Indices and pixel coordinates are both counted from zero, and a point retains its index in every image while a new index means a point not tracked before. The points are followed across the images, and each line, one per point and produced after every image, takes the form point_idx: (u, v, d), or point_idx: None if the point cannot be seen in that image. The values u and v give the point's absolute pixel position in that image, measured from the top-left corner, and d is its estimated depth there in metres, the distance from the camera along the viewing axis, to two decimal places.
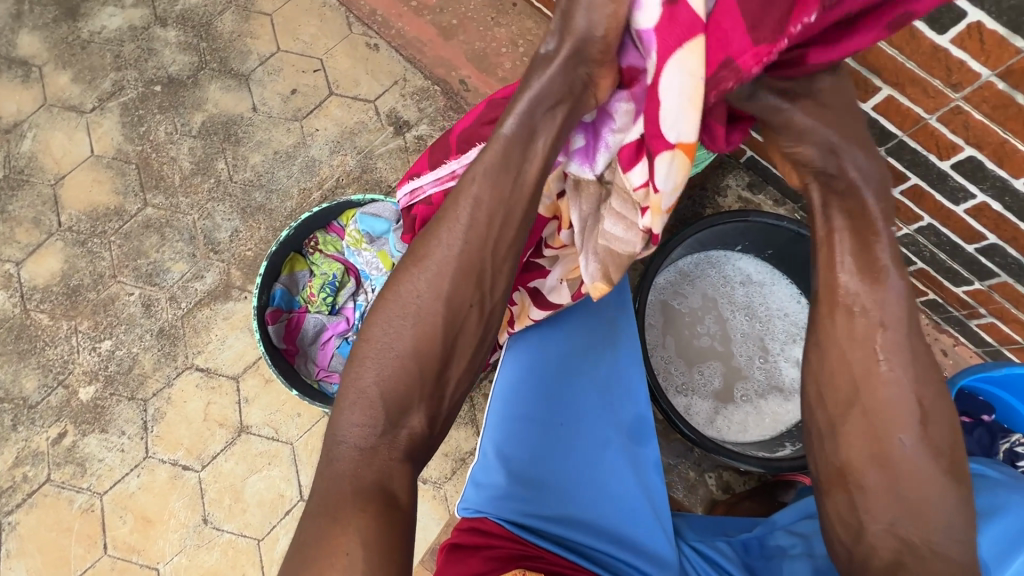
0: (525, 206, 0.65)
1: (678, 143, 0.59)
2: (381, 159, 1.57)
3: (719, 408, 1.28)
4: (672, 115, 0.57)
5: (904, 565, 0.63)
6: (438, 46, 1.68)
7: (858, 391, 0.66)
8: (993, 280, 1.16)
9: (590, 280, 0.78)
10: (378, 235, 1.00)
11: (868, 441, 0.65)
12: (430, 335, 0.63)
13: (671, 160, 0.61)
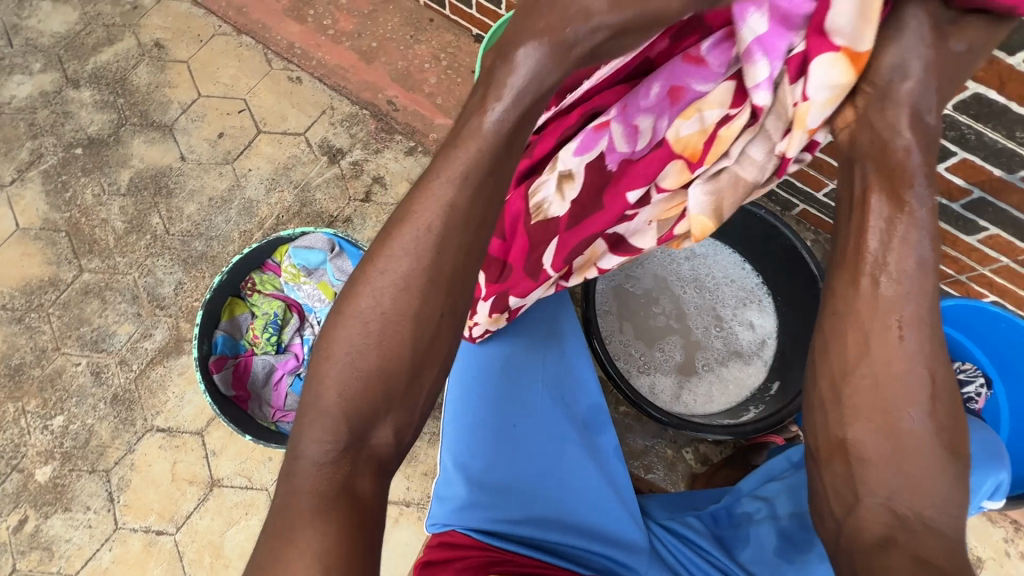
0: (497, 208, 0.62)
1: (844, 46, 0.61)
2: (319, 190, 1.56)
3: (683, 383, 1.30)
4: (848, 18, 0.60)
5: (897, 541, 0.55)
6: (361, 70, 1.69)
7: (867, 351, 0.57)
8: None
9: (697, 212, 0.75)
10: (315, 267, 1.00)
11: (873, 411, 0.56)
12: (381, 355, 0.58)
13: (834, 64, 0.62)
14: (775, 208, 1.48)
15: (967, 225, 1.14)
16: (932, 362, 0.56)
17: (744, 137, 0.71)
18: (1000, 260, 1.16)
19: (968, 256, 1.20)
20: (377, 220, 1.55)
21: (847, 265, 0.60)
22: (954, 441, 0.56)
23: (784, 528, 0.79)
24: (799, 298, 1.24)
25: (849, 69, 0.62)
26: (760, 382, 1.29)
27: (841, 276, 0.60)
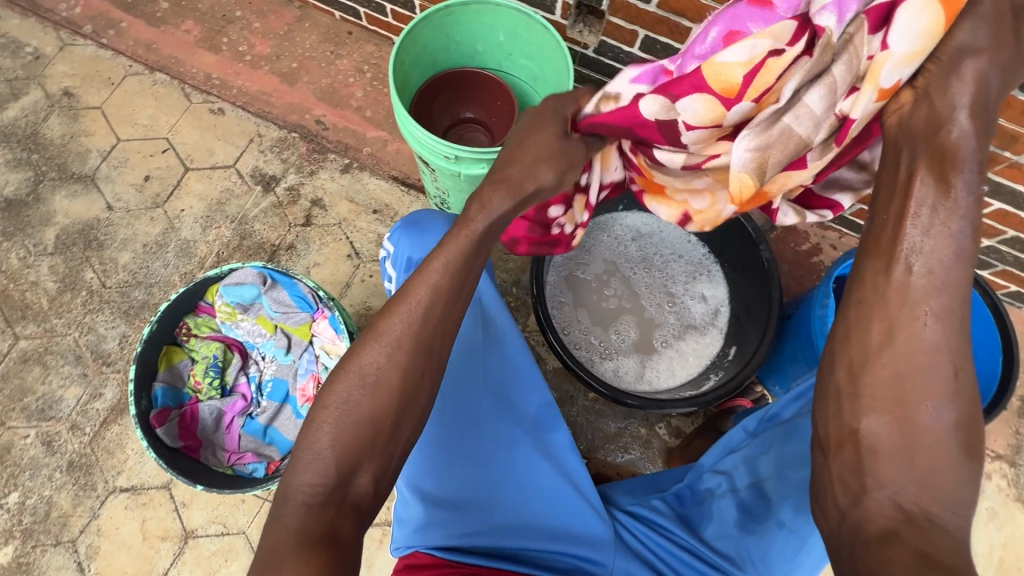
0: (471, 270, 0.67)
1: None
2: (257, 221, 1.52)
3: (645, 362, 1.32)
4: None
5: (901, 535, 0.52)
6: (285, 93, 1.66)
7: (892, 337, 0.54)
8: None
9: (740, 168, 0.66)
10: (250, 302, 0.98)
11: (889, 401, 0.54)
12: (375, 406, 0.64)
13: (917, 9, 0.54)
14: None
15: None
16: (958, 356, 0.53)
17: (811, 76, 0.61)
18: None
19: None
20: (322, 243, 1.52)
21: (881, 252, 0.55)
22: (971, 438, 0.53)
23: (744, 500, 0.81)
24: (743, 263, 1.28)
25: (940, 14, 0.54)
26: (718, 350, 1.31)
27: (872, 264, 0.56)
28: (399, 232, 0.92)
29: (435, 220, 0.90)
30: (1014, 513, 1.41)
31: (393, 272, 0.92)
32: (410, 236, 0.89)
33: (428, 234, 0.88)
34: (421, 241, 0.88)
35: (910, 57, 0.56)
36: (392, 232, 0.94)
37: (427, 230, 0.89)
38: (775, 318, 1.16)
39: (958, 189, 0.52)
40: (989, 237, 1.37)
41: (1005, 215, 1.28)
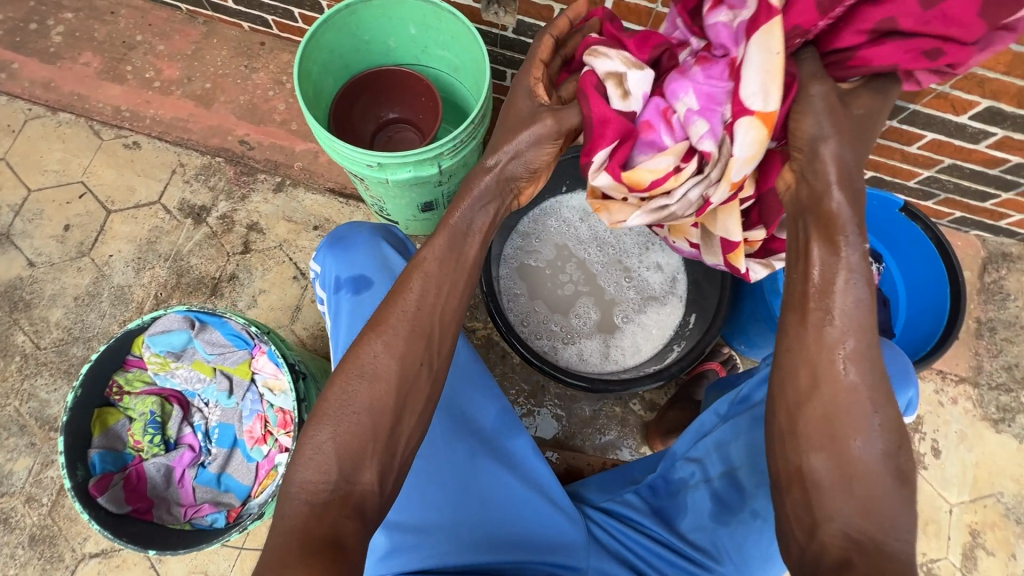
0: (468, 275, 0.72)
1: (756, 112, 0.64)
2: (193, 255, 1.45)
3: (609, 341, 1.30)
4: (754, 87, 0.64)
5: (855, 566, 0.54)
6: (203, 116, 1.57)
7: (818, 383, 0.57)
8: None
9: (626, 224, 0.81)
10: (182, 348, 0.93)
11: (824, 439, 0.56)
12: (373, 396, 0.66)
13: (749, 128, 0.66)
14: None
15: None
16: (876, 393, 0.56)
17: (692, 181, 0.74)
18: None
19: None
20: (265, 268, 1.46)
21: (797, 304, 0.59)
22: (901, 466, 0.56)
23: (717, 490, 0.80)
24: None
25: (764, 129, 0.65)
26: (680, 319, 1.30)
27: (791, 315, 0.60)
28: (323, 252, 0.87)
29: (355, 234, 0.86)
30: (980, 431, 1.46)
31: (323, 294, 0.88)
32: (334, 253, 0.85)
33: (351, 247, 0.84)
34: (344, 257, 0.83)
35: (747, 161, 0.69)
36: (318, 253, 0.90)
37: (350, 244, 0.84)
38: (728, 283, 1.17)
39: (845, 248, 0.58)
40: (928, 167, 1.38)
41: (939, 144, 1.28)
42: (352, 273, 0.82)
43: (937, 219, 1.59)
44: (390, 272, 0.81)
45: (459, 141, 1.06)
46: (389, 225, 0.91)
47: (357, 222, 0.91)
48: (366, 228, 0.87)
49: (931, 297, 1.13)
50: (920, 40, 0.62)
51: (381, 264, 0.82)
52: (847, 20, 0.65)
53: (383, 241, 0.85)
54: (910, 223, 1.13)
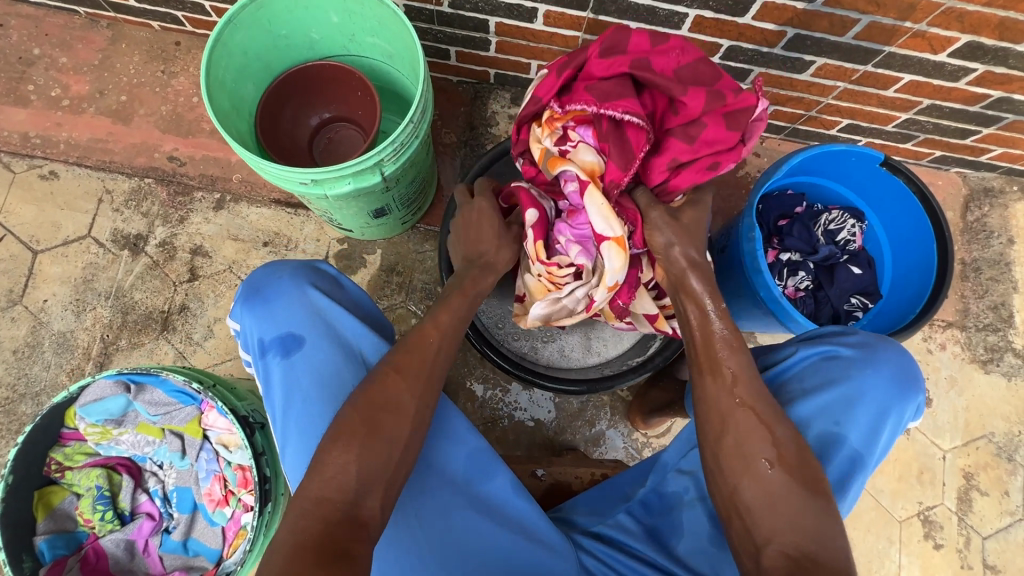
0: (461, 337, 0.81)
1: (610, 236, 0.86)
2: (136, 290, 1.34)
3: (590, 334, 1.23)
4: (600, 223, 0.86)
5: None
6: (123, 133, 1.42)
7: (725, 422, 0.71)
8: (751, 76, 1.27)
9: (537, 317, 0.96)
10: (121, 413, 0.85)
11: (740, 463, 0.68)
12: (395, 422, 0.70)
13: (609, 247, 0.86)
14: None
15: (795, 64, 1.20)
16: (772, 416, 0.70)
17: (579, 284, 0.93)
18: (836, 86, 1.25)
19: (808, 91, 1.29)
20: (217, 294, 1.36)
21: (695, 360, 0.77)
22: (816, 481, 0.67)
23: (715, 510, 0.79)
24: None
25: (620, 249, 0.87)
26: None
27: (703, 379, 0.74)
28: (241, 308, 0.80)
29: (275, 284, 0.79)
30: (969, 374, 1.45)
31: (250, 356, 0.81)
32: (256, 308, 0.79)
33: (274, 300, 0.78)
34: (268, 311, 0.78)
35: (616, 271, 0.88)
36: (235, 308, 0.82)
37: (272, 297, 0.79)
38: None
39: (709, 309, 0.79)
40: (906, 110, 1.30)
41: (917, 85, 1.20)
42: (280, 331, 0.77)
43: (917, 161, 1.52)
44: (316, 322, 0.77)
45: (399, 146, 0.96)
46: (312, 262, 0.85)
47: (274, 263, 0.83)
48: (286, 274, 0.81)
49: (916, 254, 1.08)
50: (703, 160, 0.87)
51: (311, 313, 0.77)
52: (651, 168, 0.90)
53: (311, 286, 0.79)
54: (891, 177, 1.06)
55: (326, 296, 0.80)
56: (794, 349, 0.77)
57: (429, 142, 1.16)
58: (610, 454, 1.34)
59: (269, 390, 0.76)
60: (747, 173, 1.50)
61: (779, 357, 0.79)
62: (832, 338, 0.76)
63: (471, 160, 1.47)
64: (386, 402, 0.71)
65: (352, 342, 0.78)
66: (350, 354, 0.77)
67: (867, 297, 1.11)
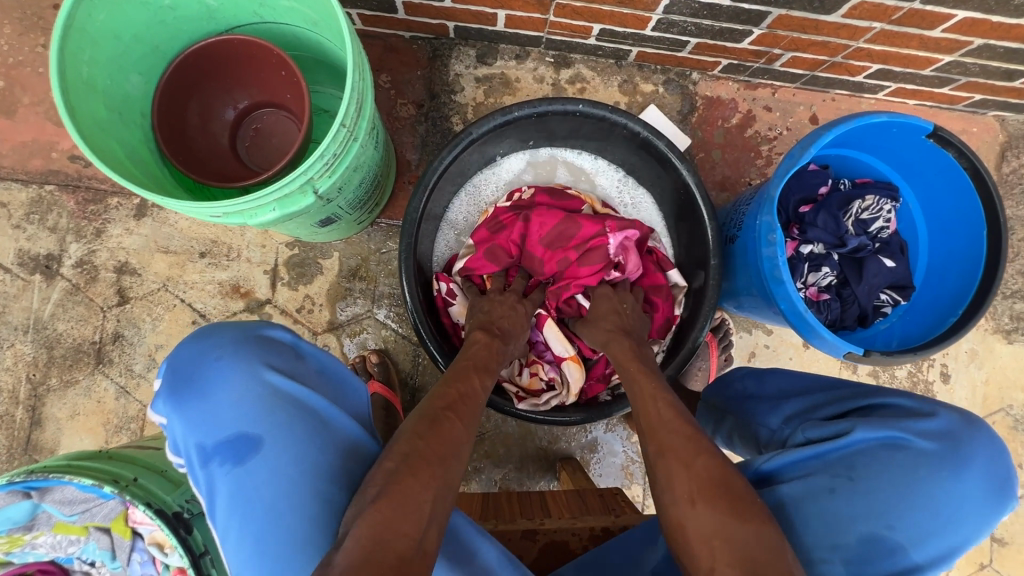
0: (482, 376, 0.84)
1: (567, 354, 1.03)
2: (57, 320, 1.16)
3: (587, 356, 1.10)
4: (556, 344, 1.03)
5: None
6: (8, 130, 1.17)
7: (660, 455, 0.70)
8: (768, 19, 1.03)
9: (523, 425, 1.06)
10: (29, 517, 0.70)
11: (678, 496, 0.65)
12: (451, 453, 0.67)
13: (569, 364, 1.03)
14: (607, 62, 1.27)
15: (824, 4, 0.97)
16: (693, 449, 0.68)
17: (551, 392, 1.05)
18: (872, 27, 1.02)
19: (836, 35, 1.06)
20: (154, 317, 1.18)
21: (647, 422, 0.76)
22: (741, 506, 0.62)
23: None
24: (664, 191, 1.12)
25: (577, 365, 1.03)
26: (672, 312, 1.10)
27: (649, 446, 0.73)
28: (168, 402, 0.63)
29: (214, 367, 0.64)
30: (990, 346, 1.34)
31: (180, 459, 0.65)
32: (190, 400, 0.63)
33: (215, 389, 0.63)
34: (207, 403, 0.63)
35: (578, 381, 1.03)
36: (155, 399, 0.65)
37: (210, 384, 0.64)
38: (715, 264, 1.00)
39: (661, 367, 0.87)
40: (950, 52, 1.08)
41: (972, 23, 0.98)
42: (226, 425, 0.62)
43: (951, 106, 1.31)
44: (264, 407, 0.63)
45: (333, 158, 0.76)
46: (255, 329, 0.70)
47: (206, 338, 0.67)
48: (225, 352, 0.66)
49: (958, 244, 0.92)
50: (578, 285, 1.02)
51: (264, 398, 0.64)
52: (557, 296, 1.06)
53: (260, 364, 0.65)
54: (939, 151, 0.87)
55: (280, 372, 0.66)
56: (851, 428, 0.66)
57: (378, 132, 0.95)
58: (608, 460, 1.24)
59: (215, 499, 0.61)
60: (756, 132, 1.29)
61: (833, 433, 0.68)
62: (900, 421, 0.65)
63: (434, 137, 1.24)
64: (447, 443, 0.68)
65: (317, 417, 0.65)
66: (316, 433, 0.64)
67: (899, 292, 0.96)
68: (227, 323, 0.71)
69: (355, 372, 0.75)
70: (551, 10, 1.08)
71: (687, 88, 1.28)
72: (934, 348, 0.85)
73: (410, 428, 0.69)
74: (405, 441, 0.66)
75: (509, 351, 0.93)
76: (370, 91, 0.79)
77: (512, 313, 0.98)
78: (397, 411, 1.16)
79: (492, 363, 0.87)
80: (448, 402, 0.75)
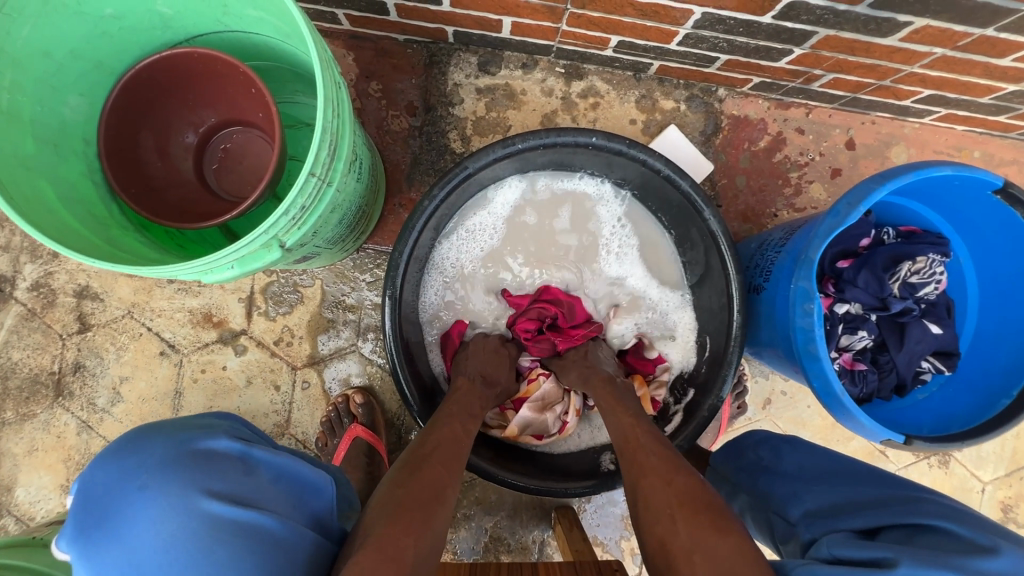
0: (471, 419, 0.81)
1: None
2: (12, 347, 1.06)
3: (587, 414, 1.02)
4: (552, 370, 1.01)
5: None
6: None
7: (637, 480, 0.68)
8: (812, 39, 0.90)
9: (522, 429, 0.95)
10: None
11: (660, 514, 0.62)
12: (437, 495, 0.65)
13: None
14: (624, 74, 1.13)
15: (881, 26, 0.84)
16: (671, 468, 0.66)
17: (553, 396, 0.98)
18: (932, 53, 0.89)
19: (889, 59, 0.92)
20: (118, 347, 1.08)
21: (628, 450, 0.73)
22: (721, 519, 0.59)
23: None
24: (682, 231, 0.98)
25: None
26: (684, 364, 1.01)
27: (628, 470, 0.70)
28: (82, 545, 0.57)
29: (135, 499, 0.58)
30: None
31: None
32: (109, 542, 0.57)
33: (134, 524, 0.57)
34: (127, 545, 0.57)
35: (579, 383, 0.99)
36: (67, 539, 0.58)
37: (128, 521, 0.57)
38: (737, 324, 0.89)
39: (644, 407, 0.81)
40: (1016, 82, 0.95)
41: None
42: (150, 571, 0.56)
43: (1004, 134, 1.17)
44: (190, 536, 0.57)
45: (300, 212, 0.65)
46: (188, 442, 0.64)
47: (131, 459, 0.61)
48: (149, 479, 0.59)
49: (1017, 311, 0.81)
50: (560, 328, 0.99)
51: (188, 527, 0.57)
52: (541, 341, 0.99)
53: (188, 488, 0.59)
54: (1006, 208, 0.75)
55: (215, 494, 0.60)
56: (895, 558, 0.52)
57: (362, 144, 0.83)
58: (607, 509, 1.16)
59: None
60: (786, 156, 1.16)
61: (872, 558, 0.54)
62: (954, 559, 0.50)
63: (427, 155, 1.12)
64: (428, 487, 0.65)
65: (256, 529, 0.59)
66: (253, 548, 0.57)
67: (943, 360, 0.85)
68: (156, 436, 0.65)
69: (316, 471, 0.69)
70: (564, 19, 0.95)
71: (712, 106, 1.15)
72: (985, 436, 0.75)
73: (391, 478, 0.68)
74: (387, 490, 0.65)
75: (495, 398, 0.91)
76: (348, 103, 0.69)
77: (496, 358, 0.94)
78: (381, 459, 1.08)
79: (475, 407, 0.84)
80: (427, 445, 0.73)
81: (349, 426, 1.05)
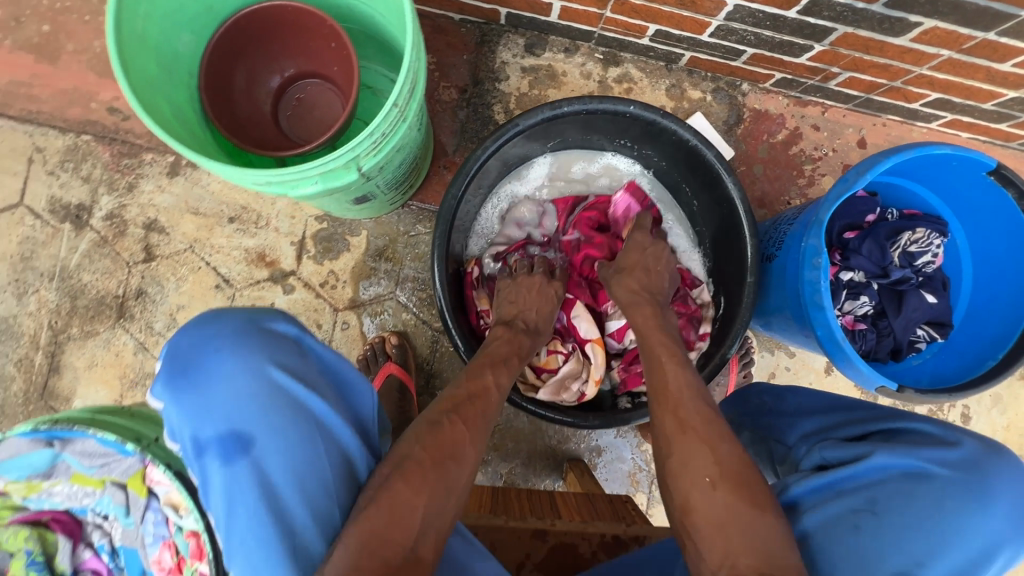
0: (499, 373, 0.84)
1: (591, 338, 1.05)
2: (83, 270, 1.17)
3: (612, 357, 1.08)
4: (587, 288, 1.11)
5: None
6: (50, 77, 1.18)
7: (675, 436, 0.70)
8: (831, 36, 1.00)
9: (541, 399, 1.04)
10: (48, 466, 0.71)
11: (696, 475, 0.65)
12: (454, 456, 0.70)
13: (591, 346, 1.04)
14: (657, 64, 1.24)
15: (894, 25, 0.94)
16: (718, 433, 0.67)
17: (573, 370, 1.05)
18: (939, 54, 0.99)
19: (900, 59, 1.02)
20: (178, 278, 1.18)
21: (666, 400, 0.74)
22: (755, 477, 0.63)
23: None
24: (703, 202, 1.07)
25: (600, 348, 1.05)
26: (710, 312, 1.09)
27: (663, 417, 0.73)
28: (166, 388, 0.65)
29: (212, 358, 0.65)
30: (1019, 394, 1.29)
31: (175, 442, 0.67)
32: (185, 391, 0.64)
33: (210, 379, 0.65)
34: (202, 395, 0.64)
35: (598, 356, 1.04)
36: (154, 383, 0.67)
37: (206, 375, 0.65)
38: (752, 282, 0.96)
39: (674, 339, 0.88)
40: (1015, 88, 1.05)
41: None
42: (219, 421, 0.64)
43: (1005, 143, 1.26)
44: (254, 399, 0.64)
45: (381, 137, 0.75)
46: (257, 320, 0.70)
47: (208, 325, 0.68)
48: (224, 343, 0.66)
49: (1006, 286, 0.90)
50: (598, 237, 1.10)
51: (253, 390, 0.65)
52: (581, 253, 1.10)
53: (257, 357, 0.66)
54: (999, 189, 0.84)
55: (279, 366, 0.67)
56: (870, 453, 0.62)
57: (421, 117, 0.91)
58: (614, 466, 1.23)
59: (208, 486, 0.64)
60: (801, 150, 1.26)
61: (850, 457, 0.64)
62: (917, 449, 0.60)
63: (473, 124, 1.22)
64: (446, 446, 0.70)
65: (307, 407, 0.67)
66: (302, 424, 0.65)
67: (936, 329, 0.94)
68: (231, 309, 0.71)
69: (359, 371, 0.75)
70: (609, 5, 1.06)
71: (735, 99, 1.25)
72: (976, 390, 0.82)
73: (413, 429, 0.72)
74: (404, 445, 0.69)
75: (536, 343, 0.97)
76: (423, 64, 0.76)
77: (538, 296, 1.01)
78: (411, 396, 1.15)
79: (508, 352, 0.90)
80: (450, 402, 0.77)
81: (384, 363, 1.14)
